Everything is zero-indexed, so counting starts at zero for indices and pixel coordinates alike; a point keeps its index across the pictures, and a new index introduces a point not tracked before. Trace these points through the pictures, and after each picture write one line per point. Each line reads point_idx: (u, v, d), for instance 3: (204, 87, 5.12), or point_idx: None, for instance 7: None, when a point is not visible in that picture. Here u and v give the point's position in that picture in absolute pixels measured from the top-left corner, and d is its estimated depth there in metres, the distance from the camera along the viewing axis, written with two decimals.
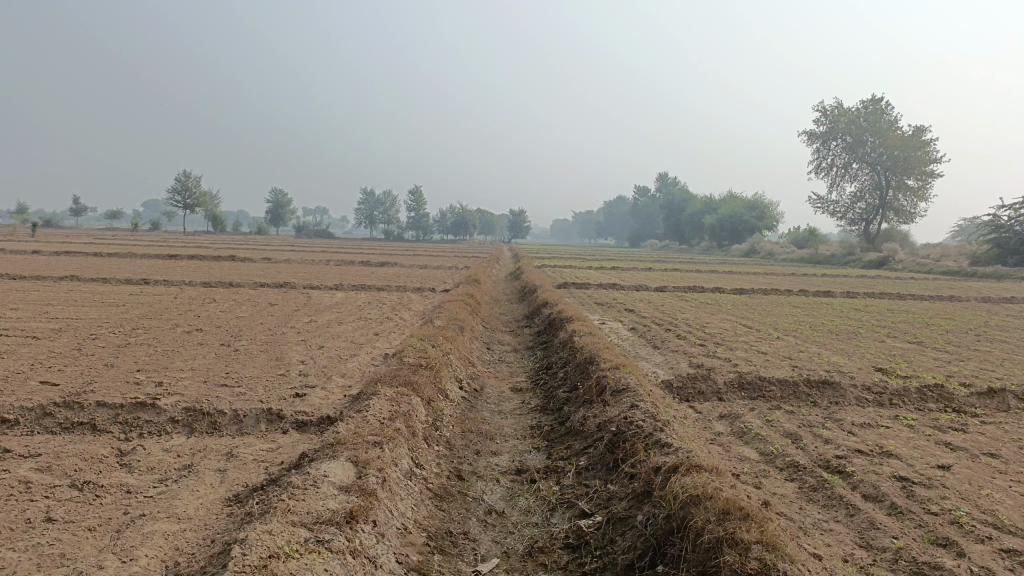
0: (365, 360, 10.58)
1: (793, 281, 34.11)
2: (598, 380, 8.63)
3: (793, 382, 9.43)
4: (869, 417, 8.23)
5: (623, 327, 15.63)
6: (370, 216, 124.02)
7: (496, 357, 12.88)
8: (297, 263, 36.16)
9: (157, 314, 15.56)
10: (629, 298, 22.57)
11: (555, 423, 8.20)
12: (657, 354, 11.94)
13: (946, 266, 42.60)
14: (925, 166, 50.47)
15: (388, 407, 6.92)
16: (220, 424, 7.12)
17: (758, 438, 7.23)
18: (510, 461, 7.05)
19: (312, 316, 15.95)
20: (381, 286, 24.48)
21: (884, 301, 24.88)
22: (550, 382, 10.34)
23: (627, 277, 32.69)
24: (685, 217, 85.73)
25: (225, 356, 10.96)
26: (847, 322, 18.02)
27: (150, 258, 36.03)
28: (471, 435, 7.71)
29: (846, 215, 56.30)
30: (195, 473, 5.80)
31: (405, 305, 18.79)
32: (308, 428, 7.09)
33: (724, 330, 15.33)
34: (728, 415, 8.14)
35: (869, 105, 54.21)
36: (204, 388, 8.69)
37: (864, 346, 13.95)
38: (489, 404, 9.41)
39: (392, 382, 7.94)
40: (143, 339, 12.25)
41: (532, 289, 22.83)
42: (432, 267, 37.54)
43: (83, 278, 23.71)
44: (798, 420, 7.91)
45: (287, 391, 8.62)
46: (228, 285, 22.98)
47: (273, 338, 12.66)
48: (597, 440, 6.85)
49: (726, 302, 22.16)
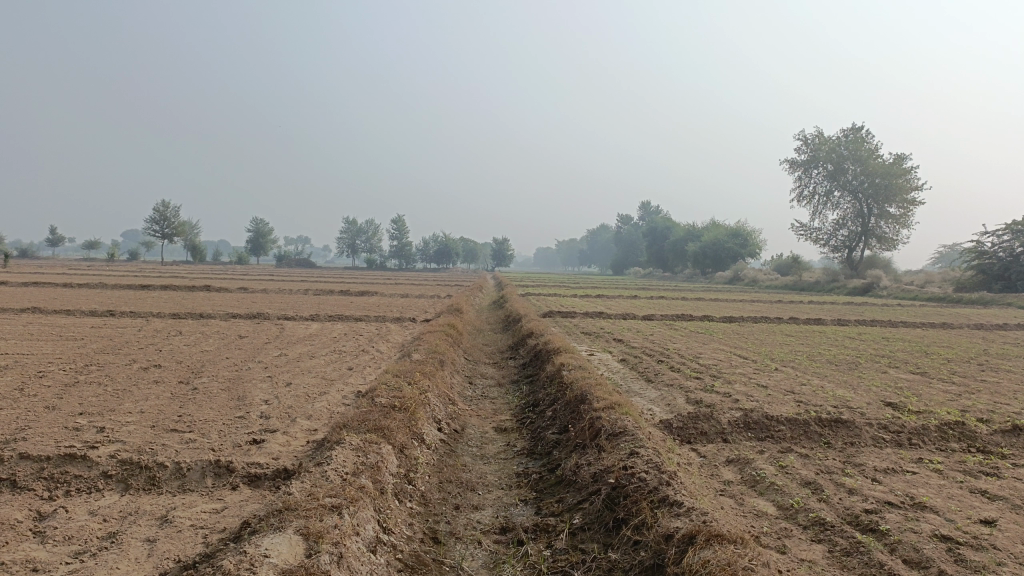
0: (335, 399, 9.67)
1: (781, 308, 33.54)
2: (591, 421, 7.79)
3: (803, 421, 8.62)
4: (892, 461, 7.43)
5: (612, 359, 14.82)
6: (352, 245, 123.03)
7: (479, 393, 12.00)
8: (274, 292, 35.09)
9: (116, 348, 14.53)
10: (617, 327, 21.78)
11: (543, 471, 7.34)
12: (652, 389, 11.11)
13: (931, 292, 42.28)
14: (906, 194, 50.49)
15: (353, 458, 6.03)
16: (161, 480, 6.20)
17: (774, 489, 6.40)
18: (494, 518, 6.17)
19: (283, 350, 15.00)
20: (360, 317, 23.52)
21: (876, 329, 24.21)
22: (536, 422, 9.48)
23: (612, 306, 31.92)
24: (669, 244, 85.28)
25: (180, 395, 10.00)
26: (843, 351, 17.30)
27: (121, 288, 34.91)
28: (449, 487, 6.83)
29: (829, 243, 56.12)
30: (118, 545, 4.86)
31: (383, 336, 17.88)
32: (262, 483, 6.19)
33: (719, 361, 14.57)
34: (736, 459, 7.32)
35: (849, 133, 54.27)
36: (149, 435, 7.74)
37: (867, 378, 13.18)
38: (470, 448, 8.52)
39: (360, 427, 7.05)
40: (95, 377, 11.26)
41: (515, 318, 21.97)
42: (414, 296, 36.70)
43: (46, 310, 22.51)
44: (815, 466, 7.10)
45: (244, 436, 7.71)
46: (198, 316, 21.93)
47: (237, 375, 11.70)
48: (593, 494, 6.01)
49: (716, 331, 21.40)
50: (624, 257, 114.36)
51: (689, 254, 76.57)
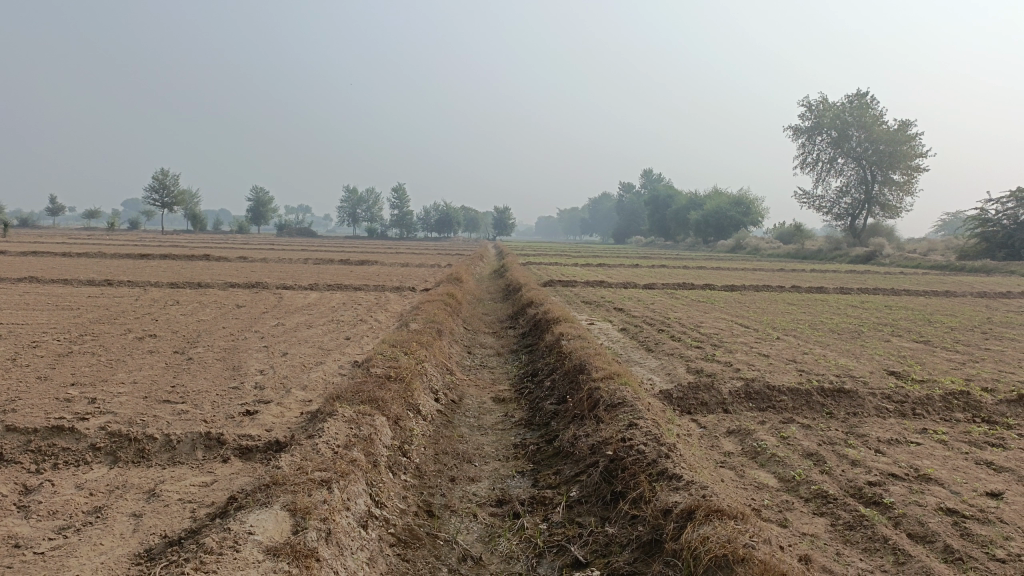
0: (331, 369, 9.55)
1: (784, 276, 33.33)
2: (589, 392, 7.64)
3: (806, 391, 8.49)
4: (896, 431, 7.30)
5: (612, 328, 14.68)
6: (353, 214, 122.64)
7: (477, 362, 11.88)
8: (273, 261, 34.91)
9: (112, 318, 14.39)
10: (618, 296, 21.62)
11: (541, 442, 7.21)
12: (652, 358, 10.97)
13: (934, 260, 42.02)
14: (910, 161, 49.96)
15: (345, 430, 5.89)
16: (150, 453, 6.08)
17: (776, 461, 6.27)
18: (490, 490, 6.06)
19: (280, 319, 14.87)
20: (359, 286, 23.35)
21: (879, 298, 24.03)
22: (535, 392, 9.35)
23: (613, 275, 31.73)
24: (671, 213, 84.83)
25: (175, 366, 9.87)
26: (846, 320, 17.15)
27: (120, 258, 34.73)
28: (446, 459, 6.71)
29: (832, 211, 55.72)
30: (103, 520, 4.74)
31: (382, 306, 17.74)
32: (253, 455, 6.08)
33: (721, 330, 14.42)
34: (737, 430, 7.19)
35: (854, 99, 53.54)
36: (140, 406, 7.61)
37: (870, 347, 13.04)
38: (467, 419, 8.40)
39: (354, 398, 6.91)
40: (89, 347, 11.14)
41: (516, 286, 21.82)
42: (414, 265, 36.49)
43: (43, 280, 22.35)
44: (818, 437, 6.97)
45: (236, 408, 7.59)
46: (197, 286, 21.78)
47: (234, 344, 11.58)
48: (591, 467, 5.88)
49: (718, 300, 21.23)
50: (625, 225, 113.90)
51: (691, 222, 76.15)
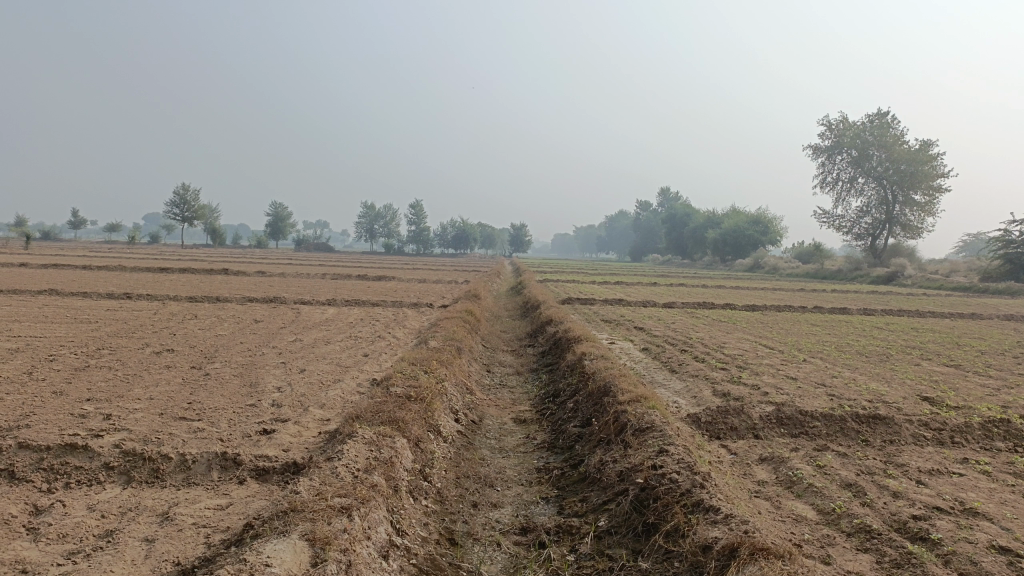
0: (349, 387, 9.37)
1: (805, 297, 32.85)
2: (615, 415, 7.40)
3: (839, 417, 8.19)
4: (937, 461, 6.99)
5: (634, 348, 14.42)
6: (370, 230, 123.09)
7: (498, 381, 11.67)
8: (291, 276, 34.92)
9: (129, 331, 14.32)
10: (638, 315, 21.32)
11: (566, 467, 6.98)
12: (677, 380, 10.71)
13: (956, 282, 41.38)
14: (932, 181, 49.39)
15: (365, 453, 5.69)
16: (165, 473, 5.90)
17: (813, 492, 6.00)
18: (514, 517, 5.83)
19: (298, 335, 14.73)
20: (377, 302, 23.23)
21: (904, 320, 23.55)
22: (557, 413, 9.11)
23: (632, 293, 31.43)
24: (688, 231, 84.42)
25: (192, 382, 9.73)
26: (873, 342, 16.77)
27: (139, 270, 34.84)
28: (467, 484, 6.49)
29: (852, 230, 55.17)
30: (114, 545, 4.55)
31: (400, 322, 17.60)
32: (270, 477, 5.88)
33: (745, 351, 14.12)
34: (770, 458, 6.92)
35: (874, 119, 53.10)
36: (156, 423, 7.45)
37: (900, 370, 12.69)
38: (488, 440, 8.18)
39: (374, 419, 6.70)
40: (107, 361, 11.04)
41: (534, 303, 21.63)
42: (431, 281, 36.37)
43: (62, 292, 22.41)
44: (855, 466, 6.68)
45: (253, 426, 7.41)
46: (215, 300, 21.71)
47: (251, 360, 11.42)
48: (619, 495, 5.64)
49: (739, 320, 20.87)
50: (642, 243, 113.51)
51: (708, 240, 75.74)
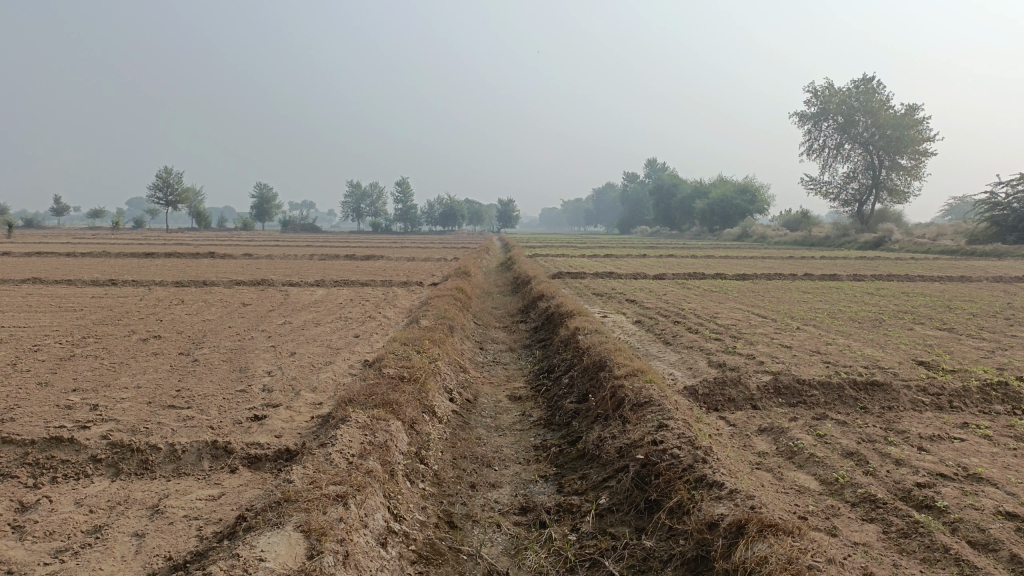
0: (341, 370, 9.22)
1: (794, 265, 32.86)
2: (612, 390, 7.30)
3: (837, 385, 8.11)
4: (937, 427, 6.93)
5: (626, 321, 14.32)
6: (357, 209, 122.32)
7: (491, 359, 11.56)
8: (278, 258, 34.60)
9: (115, 318, 14.09)
10: (628, 287, 21.22)
11: (564, 444, 6.88)
12: (671, 352, 10.61)
13: (944, 245, 41.51)
14: (918, 145, 49.37)
15: (360, 437, 5.55)
16: (154, 464, 5.75)
17: (815, 462, 5.92)
18: (512, 497, 5.73)
19: (287, 317, 14.55)
20: (366, 282, 23.02)
21: (894, 284, 23.53)
22: (552, 389, 9.01)
23: (622, 265, 31.32)
24: (676, 202, 84.27)
25: (179, 368, 9.55)
26: (865, 307, 16.73)
27: (124, 256, 34.42)
28: (464, 464, 6.38)
29: (840, 197, 55.14)
30: (103, 541, 4.41)
31: (390, 301, 17.44)
32: (262, 465, 5.75)
33: (738, 321, 14.04)
34: (770, 428, 6.84)
35: (860, 84, 52.89)
36: (143, 413, 7.29)
37: (894, 336, 12.65)
38: (484, 419, 8.08)
39: (367, 402, 6.56)
40: (93, 350, 10.84)
41: (524, 279, 21.46)
42: (420, 259, 36.13)
43: (45, 280, 22.07)
44: (855, 435, 6.61)
45: (244, 413, 7.26)
46: (202, 284, 21.46)
47: (240, 345, 11.24)
48: (620, 471, 5.54)
49: (730, 289, 20.81)
50: (630, 215, 113.35)
51: (696, 210, 75.63)
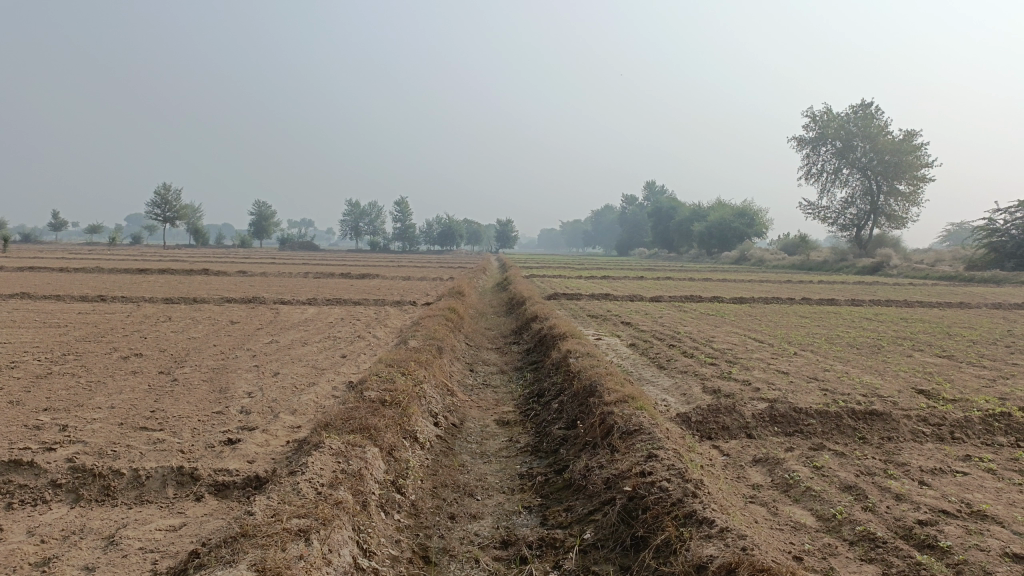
0: (323, 391, 8.94)
1: (792, 289, 32.64)
2: (601, 417, 7.02)
3: (835, 413, 7.84)
4: (939, 459, 6.65)
5: (620, 344, 14.04)
6: (355, 228, 122.29)
7: (481, 381, 11.29)
8: (273, 276, 34.32)
9: (99, 335, 13.81)
10: (625, 310, 20.97)
11: (550, 473, 6.59)
12: (665, 377, 10.34)
13: (942, 271, 41.37)
14: (916, 171, 49.40)
15: (332, 465, 5.28)
16: (116, 490, 5.46)
17: (811, 496, 5.64)
18: (494, 530, 5.44)
19: (275, 335, 14.27)
20: (359, 301, 22.76)
21: (893, 310, 23.28)
22: (541, 414, 8.72)
23: (618, 287, 31.07)
24: (674, 225, 84.27)
25: (158, 388, 9.26)
26: (863, 333, 16.47)
27: (118, 272, 34.17)
28: (445, 494, 6.10)
29: (838, 221, 55.11)
30: (50, 575, 4.12)
31: (381, 321, 17.18)
32: (230, 493, 5.47)
33: (735, 345, 13.78)
34: (765, 459, 6.57)
35: (857, 109, 53.05)
36: (113, 435, 7.00)
37: (893, 362, 12.39)
38: (469, 445, 7.79)
39: (344, 427, 6.29)
40: (71, 367, 10.55)
41: (519, 300, 21.21)
42: (415, 278, 35.87)
43: (34, 296, 21.79)
44: (854, 467, 6.34)
45: (218, 436, 6.97)
46: (192, 301, 21.18)
47: (223, 364, 10.96)
48: (606, 504, 5.26)
49: (727, 313, 20.57)
50: (629, 237, 113.35)
51: (694, 233, 75.59)
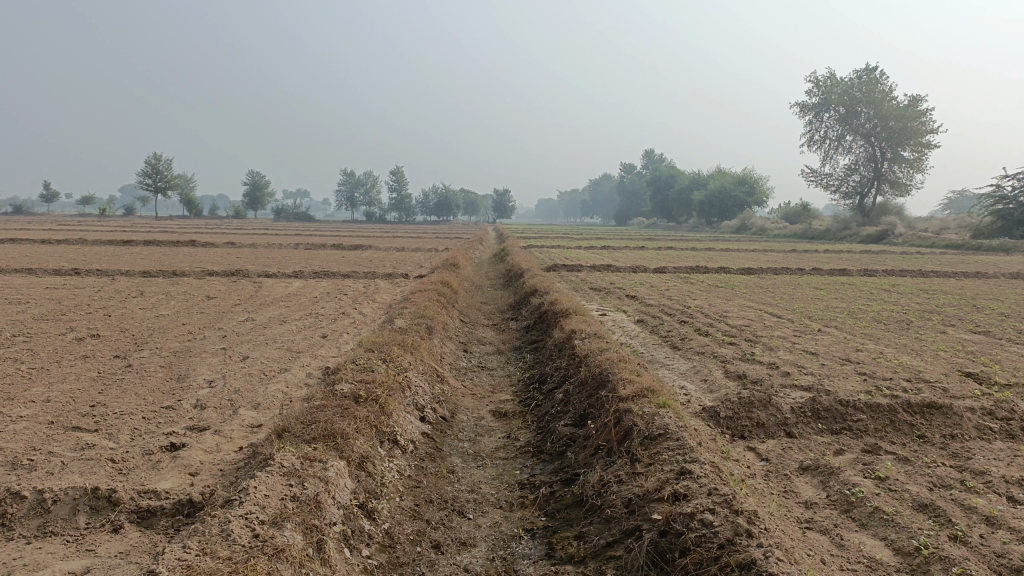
0: (294, 381, 7.81)
1: (800, 258, 31.45)
2: (617, 416, 5.90)
3: (888, 406, 6.71)
4: (1021, 466, 5.53)
5: (627, 320, 12.92)
6: (351, 198, 120.33)
7: (475, 364, 10.18)
8: (262, 247, 33.03)
9: (58, 313, 12.59)
10: (628, 282, 19.77)
11: (555, 484, 5.49)
12: (681, 360, 9.20)
13: (948, 239, 40.16)
14: (921, 137, 47.96)
15: (283, 489, 4.18)
16: (13, 519, 4.34)
17: (882, 520, 4.54)
18: (488, 563, 4.34)
19: (251, 313, 13.07)
20: (348, 273, 21.48)
21: (908, 280, 22.03)
22: (544, 406, 7.60)
23: (620, 258, 29.94)
24: (674, 193, 82.63)
25: (106, 377, 8.11)
26: (886, 307, 15.31)
27: (101, 243, 32.88)
28: (428, 514, 4.98)
29: (840, 189, 53.75)
30: None
31: (370, 296, 16.02)
32: (157, 523, 4.39)
33: (752, 321, 12.65)
34: (815, 467, 5.46)
35: (862, 74, 51.38)
36: (36, 438, 5.88)
37: (929, 340, 11.24)
38: (459, 443, 6.69)
39: (305, 433, 5.18)
40: (16, 352, 9.36)
41: (517, 273, 20.00)
42: (410, 249, 34.56)
43: (6, 269, 20.50)
44: (924, 479, 5.23)
45: (161, 440, 5.84)
46: (171, 274, 19.89)
47: (187, 347, 9.80)
48: (630, 536, 4.16)
49: (737, 285, 19.40)
50: (628, 206, 111.84)
51: (694, 201, 74.10)
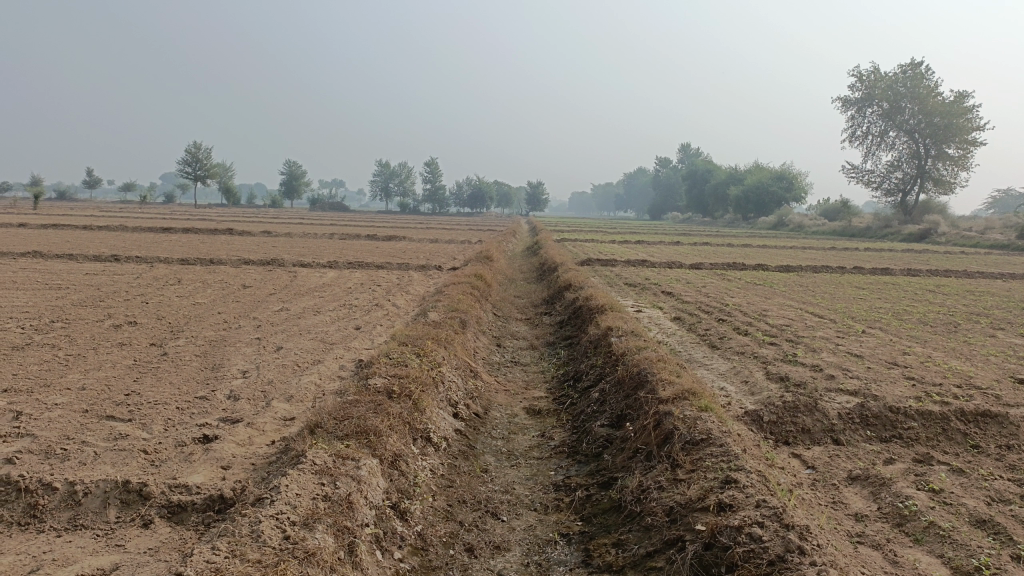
0: (327, 373, 7.75)
1: (839, 256, 30.74)
2: (657, 418, 5.72)
3: (940, 414, 6.42)
4: None
5: (663, 317, 12.69)
6: (386, 189, 120.85)
7: (508, 359, 10.04)
8: (297, 237, 33.24)
9: (96, 300, 12.70)
10: (663, 278, 19.48)
11: (592, 487, 5.34)
12: (720, 360, 8.96)
13: (994, 239, 39.00)
14: (967, 134, 46.67)
15: (315, 487, 4.08)
16: (45, 511, 4.30)
17: (938, 536, 4.31)
18: (522, 570, 4.20)
19: (285, 303, 13.07)
20: (382, 264, 21.45)
21: (953, 281, 21.40)
22: (579, 405, 7.44)
23: (655, 253, 29.55)
24: (710, 188, 81.50)
25: (141, 365, 8.11)
26: (932, 308, 14.83)
27: (140, 231, 33.32)
28: (461, 515, 4.86)
29: (882, 186, 52.57)
30: None
31: (404, 287, 15.96)
32: (187, 519, 4.32)
33: (792, 320, 12.34)
34: (865, 477, 5.22)
35: (907, 69, 50.12)
36: (71, 427, 5.87)
37: (978, 344, 10.84)
38: (492, 440, 6.56)
39: (337, 429, 5.09)
40: (54, 338, 9.43)
41: (551, 266, 19.81)
42: (443, 241, 34.50)
43: (48, 255, 20.83)
44: (982, 492, 4.97)
45: (194, 431, 5.79)
46: (207, 262, 20.04)
47: (221, 336, 9.79)
48: (672, 547, 3.99)
49: (775, 282, 18.99)
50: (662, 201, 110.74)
51: (730, 197, 73.04)
